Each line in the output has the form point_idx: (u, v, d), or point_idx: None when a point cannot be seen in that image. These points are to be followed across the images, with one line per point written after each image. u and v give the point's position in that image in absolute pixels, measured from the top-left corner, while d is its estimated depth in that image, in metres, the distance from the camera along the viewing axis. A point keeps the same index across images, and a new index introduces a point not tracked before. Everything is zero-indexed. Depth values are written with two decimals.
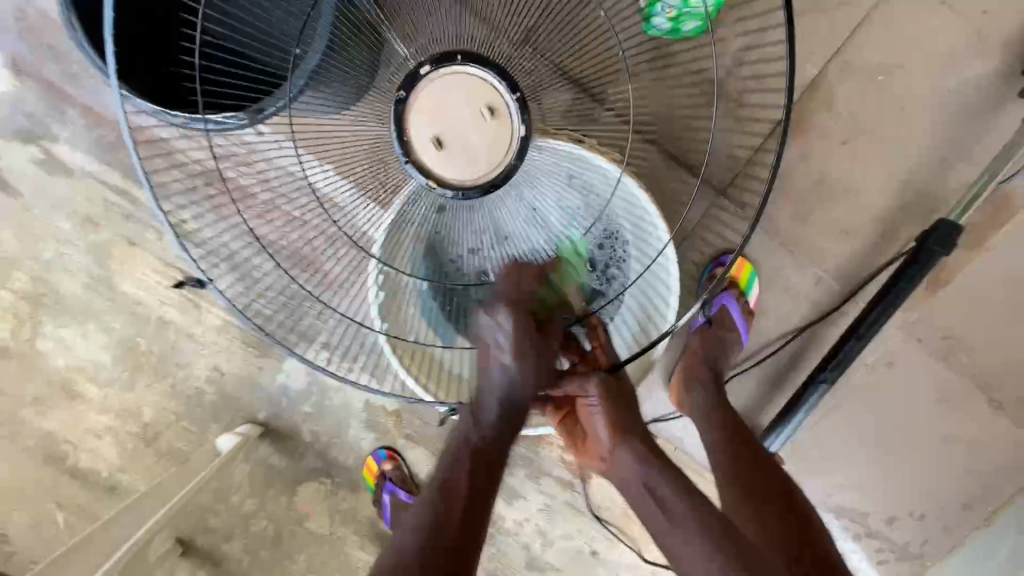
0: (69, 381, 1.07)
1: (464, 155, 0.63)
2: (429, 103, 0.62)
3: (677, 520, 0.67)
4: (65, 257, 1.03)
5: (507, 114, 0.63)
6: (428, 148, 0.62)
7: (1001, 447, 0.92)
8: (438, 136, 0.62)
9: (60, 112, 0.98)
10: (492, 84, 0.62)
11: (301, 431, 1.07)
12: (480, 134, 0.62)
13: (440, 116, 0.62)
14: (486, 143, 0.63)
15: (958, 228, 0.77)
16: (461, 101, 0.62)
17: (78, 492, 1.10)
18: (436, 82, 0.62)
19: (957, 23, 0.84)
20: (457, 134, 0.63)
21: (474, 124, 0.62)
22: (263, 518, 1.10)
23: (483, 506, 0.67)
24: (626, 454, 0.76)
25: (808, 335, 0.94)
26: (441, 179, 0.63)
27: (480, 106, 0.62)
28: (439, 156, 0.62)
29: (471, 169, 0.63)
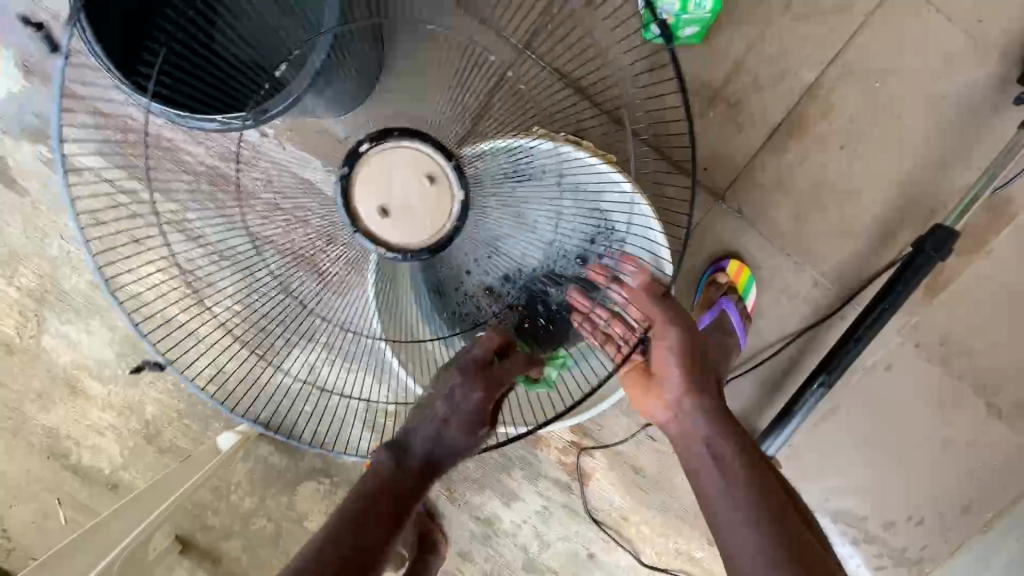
0: (72, 378, 1.08)
1: (410, 222, 0.60)
2: (375, 179, 0.60)
3: (737, 481, 0.67)
4: (71, 255, 1.04)
5: (449, 180, 0.61)
6: (376, 219, 0.60)
7: (999, 451, 0.92)
8: (383, 208, 0.60)
9: None
10: (426, 153, 0.60)
11: (300, 429, 1.08)
12: (423, 209, 0.60)
13: (385, 187, 0.60)
14: (429, 210, 0.60)
15: (954, 232, 0.77)
16: (399, 178, 0.60)
17: (79, 488, 1.11)
18: (375, 159, 0.60)
19: (954, 29, 0.85)
20: (402, 206, 0.60)
21: (419, 200, 0.60)
22: (261, 517, 1.10)
23: (403, 505, 0.63)
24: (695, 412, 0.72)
25: (806, 338, 0.94)
26: (391, 246, 0.60)
27: (420, 178, 0.60)
28: (388, 227, 0.60)
29: (420, 231, 0.60)
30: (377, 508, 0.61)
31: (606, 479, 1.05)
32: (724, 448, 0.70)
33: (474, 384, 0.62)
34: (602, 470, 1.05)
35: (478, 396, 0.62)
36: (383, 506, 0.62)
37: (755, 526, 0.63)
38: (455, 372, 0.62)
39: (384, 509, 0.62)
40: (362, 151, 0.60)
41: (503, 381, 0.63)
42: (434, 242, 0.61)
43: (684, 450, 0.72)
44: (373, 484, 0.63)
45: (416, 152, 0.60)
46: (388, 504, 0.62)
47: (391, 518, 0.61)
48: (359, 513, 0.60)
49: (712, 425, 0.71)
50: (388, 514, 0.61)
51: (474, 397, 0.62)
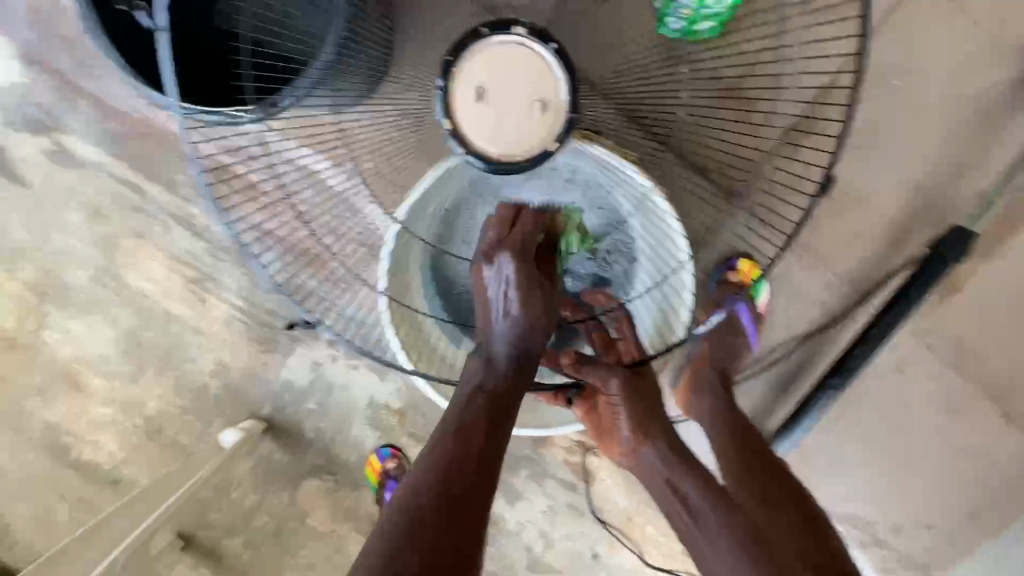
0: (73, 372, 1.07)
1: (495, 125, 0.54)
2: (497, 61, 0.54)
3: (703, 519, 0.64)
4: (73, 248, 1.03)
5: (559, 115, 0.54)
6: (465, 98, 0.54)
7: (1010, 456, 0.91)
8: (481, 90, 0.54)
9: (71, 103, 0.98)
10: (556, 74, 0.54)
11: (304, 427, 1.06)
12: (517, 121, 0.54)
13: (500, 75, 0.54)
14: (517, 132, 0.54)
15: (971, 235, 0.76)
16: (520, 76, 0.54)
17: (80, 484, 1.10)
18: (512, 41, 0.54)
19: (973, 29, 0.83)
20: (502, 99, 0.54)
21: (520, 115, 0.54)
22: (264, 514, 1.10)
23: (482, 493, 0.52)
24: (649, 452, 0.72)
25: (817, 340, 0.93)
26: (457, 129, 0.54)
27: (533, 99, 0.54)
28: (472, 110, 0.54)
29: (494, 137, 0.54)
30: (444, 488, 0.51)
31: (611, 480, 1.04)
32: (684, 483, 0.68)
33: (505, 255, 0.58)
34: (607, 471, 1.04)
35: (525, 307, 0.57)
36: (463, 480, 0.52)
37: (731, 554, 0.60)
38: (491, 266, 0.59)
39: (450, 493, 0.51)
40: (509, 30, 0.53)
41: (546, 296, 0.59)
42: (506, 166, 0.54)
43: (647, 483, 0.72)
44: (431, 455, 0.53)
45: (550, 67, 0.54)
46: (460, 484, 0.51)
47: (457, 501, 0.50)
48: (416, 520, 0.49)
49: (666, 457, 0.70)
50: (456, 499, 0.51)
51: (516, 304, 0.57)
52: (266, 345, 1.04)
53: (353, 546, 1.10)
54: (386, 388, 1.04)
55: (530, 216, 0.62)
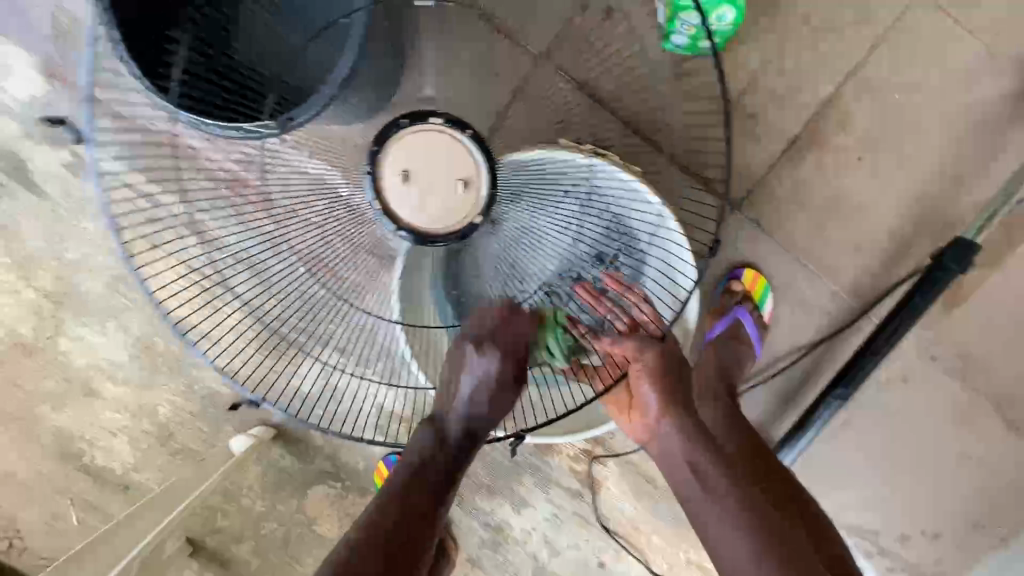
0: (87, 379, 1.09)
1: (425, 203, 0.56)
2: (419, 148, 0.56)
3: (716, 495, 0.67)
4: (88, 258, 1.05)
5: (481, 193, 0.56)
6: (393, 184, 0.56)
7: (1017, 466, 0.91)
8: (406, 174, 0.55)
9: (90, 116, 1.01)
10: (473, 157, 0.57)
11: (312, 434, 1.08)
12: (443, 201, 0.56)
13: (421, 159, 0.56)
14: (444, 208, 0.56)
15: (974, 245, 0.77)
16: (441, 162, 0.56)
17: (91, 489, 1.12)
18: (432, 131, 0.56)
19: (973, 43, 0.85)
20: (427, 181, 0.56)
21: (448, 194, 0.56)
22: (272, 521, 1.11)
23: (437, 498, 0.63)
24: (672, 428, 0.71)
25: (821, 350, 0.93)
26: (391, 211, 0.56)
27: (457, 180, 0.56)
28: (401, 195, 0.55)
29: (426, 216, 0.56)
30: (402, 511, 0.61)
31: (617, 489, 1.05)
32: (702, 459, 0.70)
33: (492, 355, 0.61)
34: (612, 479, 1.04)
35: (501, 366, 0.62)
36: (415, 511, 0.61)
37: (737, 530, 0.64)
38: (478, 356, 0.62)
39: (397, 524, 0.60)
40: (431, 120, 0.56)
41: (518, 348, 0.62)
42: (437, 239, 0.56)
43: (664, 462, 0.73)
44: (401, 481, 0.63)
45: (467, 151, 0.57)
46: (420, 490, 0.62)
47: (411, 521, 0.61)
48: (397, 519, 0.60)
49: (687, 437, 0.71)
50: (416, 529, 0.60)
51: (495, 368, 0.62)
52: (276, 353, 1.05)
53: None
54: (394, 395, 1.05)
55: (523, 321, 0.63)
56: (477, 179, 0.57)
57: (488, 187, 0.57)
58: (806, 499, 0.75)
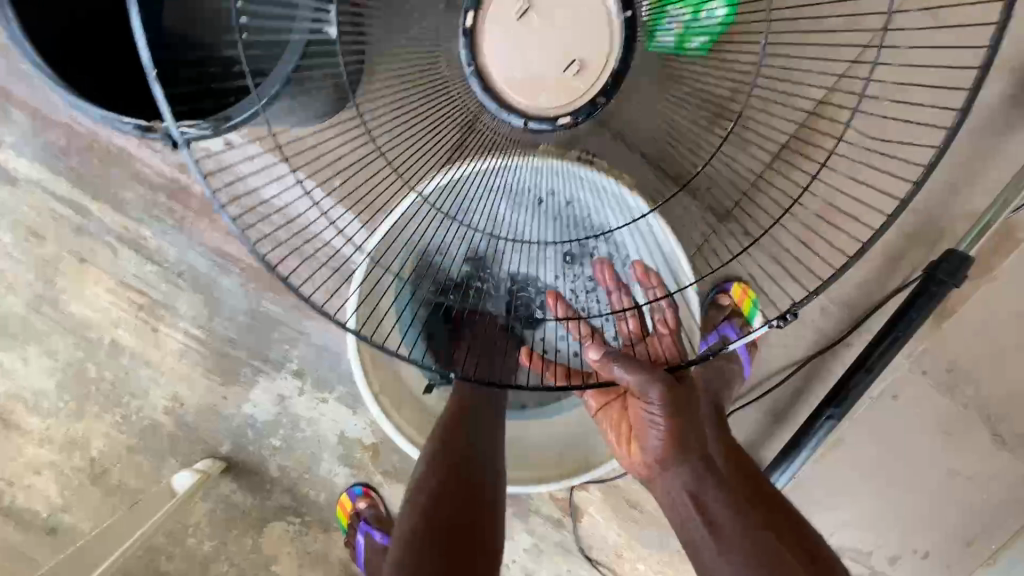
0: (6, 409, 0.97)
1: (523, 59, 0.59)
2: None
3: (728, 546, 0.58)
4: (4, 273, 0.93)
5: (588, 87, 0.60)
6: (501, 17, 0.58)
7: (1007, 481, 0.89)
8: (524, 12, 0.58)
9: (5, 114, 0.89)
10: (608, 39, 0.59)
11: (268, 465, 0.98)
12: (545, 66, 0.59)
13: (548, 9, 0.58)
14: (540, 73, 0.59)
15: (968, 258, 0.74)
16: (569, 29, 0.58)
17: (14, 534, 0.99)
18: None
19: (962, 49, 0.82)
20: (538, 33, 0.58)
21: (551, 66, 0.59)
22: (222, 562, 1.00)
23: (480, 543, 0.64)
24: (674, 474, 0.62)
25: (811, 366, 0.90)
26: (483, 50, 0.59)
27: (574, 57, 0.59)
28: (505, 25, 0.58)
29: (508, 69, 0.59)
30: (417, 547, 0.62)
31: (601, 515, 0.98)
32: (709, 496, 0.60)
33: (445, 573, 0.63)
34: (596, 505, 0.98)
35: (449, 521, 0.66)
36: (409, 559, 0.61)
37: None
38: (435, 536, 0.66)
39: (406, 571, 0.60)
40: None
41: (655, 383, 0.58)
42: (508, 108, 0.60)
43: (665, 503, 0.64)
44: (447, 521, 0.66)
45: (609, 27, 0.59)
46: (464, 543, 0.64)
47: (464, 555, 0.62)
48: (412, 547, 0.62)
49: (693, 479, 0.61)
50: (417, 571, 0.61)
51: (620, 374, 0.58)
52: (226, 378, 0.95)
53: None
54: (358, 421, 0.96)
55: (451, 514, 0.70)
56: (594, 71, 0.59)
57: (594, 78, 0.59)
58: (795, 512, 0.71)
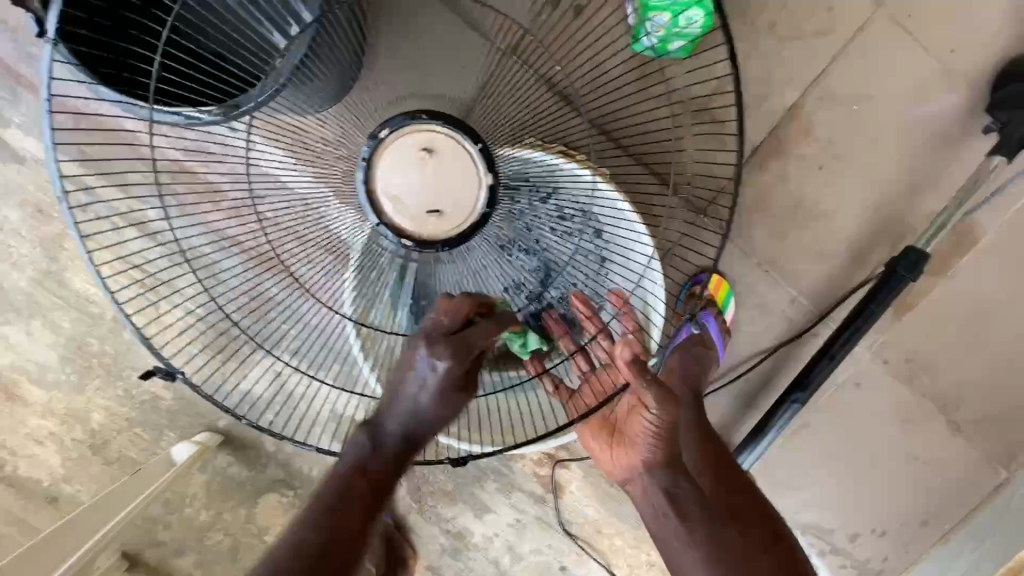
0: (9, 382, 1.00)
1: (406, 183, 0.60)
2: (443, 160, 0.60)
3: (692, 541, 0.66)
4: (11, 248, 0.96)
5: (435, 235, 0.60)
6: (407, 146, 0.60)
7: (959, 465, 0.96)
8: (426, 153, 0.60)
9: (13, 95, 0.92)
10: (473, 202, 0.60)
11: (263, 440, 1.02)
12: (415, 202, 0.60)
13: (446, 163, 0.60)
14: (416, 188, 0.60)
15: (926, 253, 0.80)
16: (452, 189, 0.60)
17: (15, 502, 1.03)
18: (461, 147, 0.60)
19: (928, 57, 0.88)
20: (433, 171, 0.60)
21: (417, 205, 0.60)
22: (217, 531, 1.04)
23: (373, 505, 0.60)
24: (654, 476, 0.69)
25: (781, 353, 0.95)
26: (377, 160, 0.60)
27: (436, 206, 0.60)
28: (401, 166, 0.60)
29: (387, 181, 0.60)
30: (341, 516, 0.58)
31: (580, 492, 1.04)
32: (684, 492, 0.68)
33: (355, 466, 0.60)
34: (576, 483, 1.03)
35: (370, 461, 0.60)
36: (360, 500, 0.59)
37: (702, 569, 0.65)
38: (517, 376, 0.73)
39: (345, 526, 0.58)
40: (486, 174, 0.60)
41: (460, 311, 0.57)
42: (382, 217, 0.61)
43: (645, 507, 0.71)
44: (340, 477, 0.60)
45: (472, 210, 0.61)
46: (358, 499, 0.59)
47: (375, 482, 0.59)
48: (343, 481, 0.59)
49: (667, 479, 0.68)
50: (376, 482, 0.60)
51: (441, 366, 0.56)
52: (224, 355, 0.99)
53: None
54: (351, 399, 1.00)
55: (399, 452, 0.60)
56: (451, 222, 0.60)
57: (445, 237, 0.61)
58: (777, 518, 0.75)
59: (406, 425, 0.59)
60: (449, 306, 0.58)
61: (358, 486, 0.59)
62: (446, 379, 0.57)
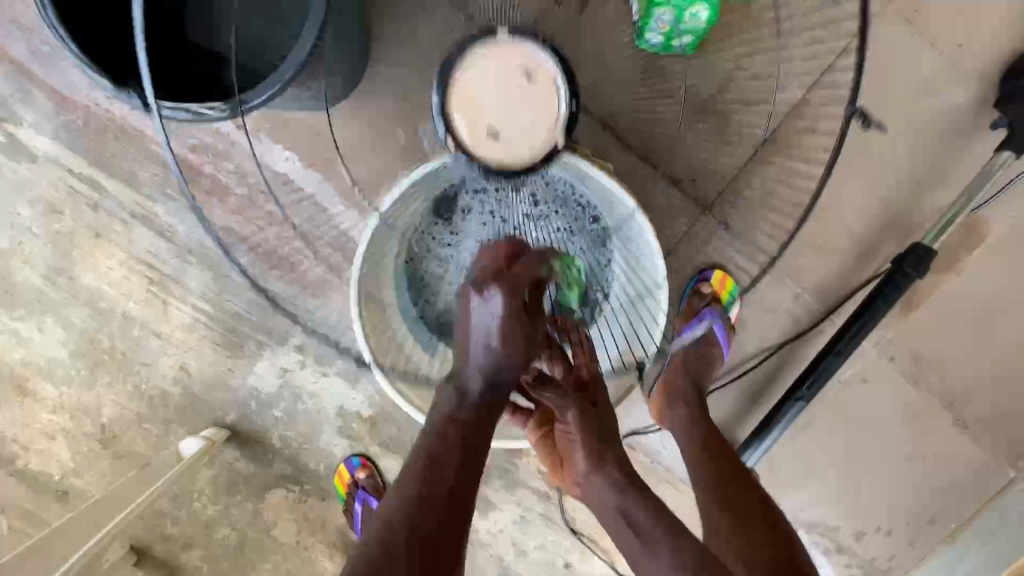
0: (21, 377, 1.02)
1: (488, 91, 0.56)
2: (537, 91, 0.56)
3: (653, 548, 0.64)
4: (23, 245, 0.98)
5: (484, 154, 0.56)
6: (503, 60, 0.56)
7: (967, 463, 0.95)
8: (527, 74, 0.56)
9: (26, 94, 0.93)
10: (541, 145, 0.56)
11: (270, 435, 1.03)
12: (483, 112, 0.56)
13: (532, 94, 0.56)
14: (490, 101, 0.56)
15: (932, 250, 0.79)
16: (519, 120, 0.56)
17: (27, 496, 1.04)
18: (555, 86, 0.56)
19: (934, 52, 0.87)
20: (517, 90, 0.56)
21: (481, 116, 0.56)
22: (225, 526, 1.05)
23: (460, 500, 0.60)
24: (598, 482, 0.71)
25: (787, 351, 0.95)
26: (473, 57, 0.55)
27: (495, 127, 0.56)
28: (496, 72, 0.55)
29: (469, 77, 0.56)
30: (416, 529, 0.56)
31: None
32: (636, 514, 0.68)
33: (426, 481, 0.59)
34: None
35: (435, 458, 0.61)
36: (437, 498, 0.59)
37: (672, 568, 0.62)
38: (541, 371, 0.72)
39: (430, 526, 0.57)
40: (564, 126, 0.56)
41: (522, 282, 0.57)
42: (446, 121, 0.57)
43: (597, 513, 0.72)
44: (416, 483, 0.59)
45: (535, 149, 0.56)
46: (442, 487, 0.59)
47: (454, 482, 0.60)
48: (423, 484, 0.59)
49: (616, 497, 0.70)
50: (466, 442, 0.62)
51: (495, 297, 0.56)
52: (232, 351, 1.00)
53: (319, 557, 1.07)
54: (356, 395, 1.01)
55: (453, 431, 0.62)
56: (507, 150, 0.56)
57: (490, 161, 0.56)
58: (775, 510, 0.74)
59: (489, 373, 0.60)
60: (515, 260, 0.58)
61: (448, 436, 0.62)
62: (501, 363, 0.60)
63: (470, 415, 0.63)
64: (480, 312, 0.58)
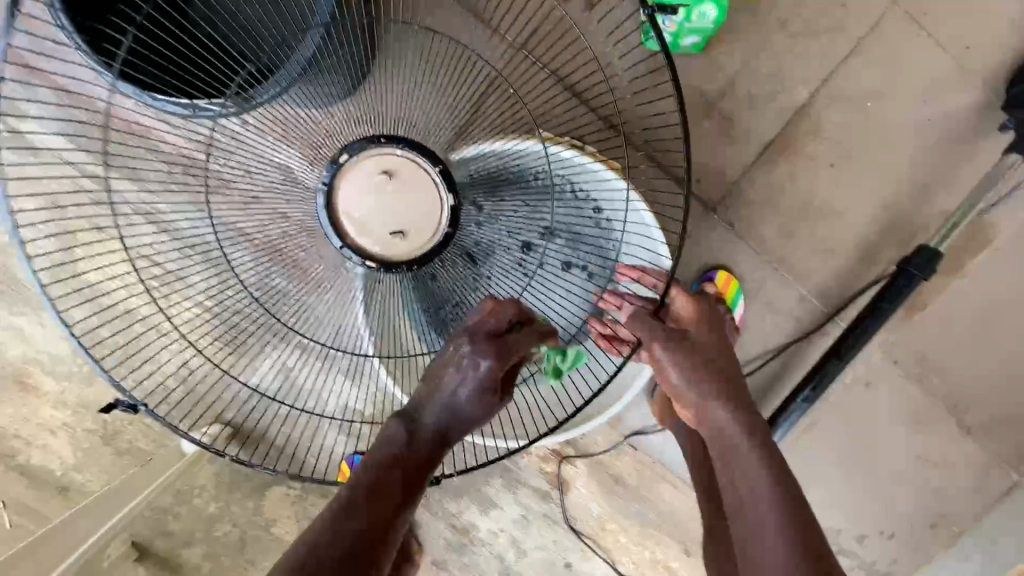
0: (22, 372, 1.01)
1: (378, 209, 0.71)
2: (410, 181, 0.70)
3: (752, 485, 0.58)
4: (26, 240, 0.97)
5: (407, 252, 0.71)
6: (365, 175, 0.70)
7: (970, 466, 0.95)
8: (386, 173, 0.70)
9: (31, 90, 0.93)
10: (440, 211, 0.71)
11: (271, 433, 1.02)
12: (377, 223, 0.70)
13: (404, 184, 0.70)
14: (381, 207, 0.71)
15: (938, 253, 0.79)
16: (415, 207, 0.70)
17: (26, 492, 1.04)
18: (422, 171, 0.70)
19: (942, 55, 0.87)
20: (397, 188, 0.71)
21: (382, 227, 0.70)
22: (226, 523, 1.05)
23: (383, 533, 0.56)
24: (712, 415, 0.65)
25: (791, 353, 0.94)
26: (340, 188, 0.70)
27: (399, 226, 0.70)
28: (362, 187, 0.70)
29: (351, 209, 0.70)
30: (340, 543, 0.54)
31: (585, 489, 1.04)
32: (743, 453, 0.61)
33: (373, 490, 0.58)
34: (581, 480, 1.04)
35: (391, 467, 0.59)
36: (381, 511, 0.57)
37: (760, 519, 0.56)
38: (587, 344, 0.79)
39: (340, 544, 0.54)
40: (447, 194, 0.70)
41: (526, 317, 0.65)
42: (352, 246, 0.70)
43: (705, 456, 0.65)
44: (366, 479, 0.58)
45: (438, 209, 0.71)
46: (381, 507, 0.57)
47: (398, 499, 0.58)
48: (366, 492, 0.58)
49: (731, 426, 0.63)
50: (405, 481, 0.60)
51: (485, 365, 0.61)
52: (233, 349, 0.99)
53: None
54: (359, 394, 1.00)
55: (410, 457, 0.61)
56: (417, 237, 0.70)
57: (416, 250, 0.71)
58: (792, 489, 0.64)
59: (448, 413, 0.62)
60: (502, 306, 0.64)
61: (395, 469, 0.60)
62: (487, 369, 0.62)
63: (423, 450, 0.62)
64: (459, 366, 0.62)
